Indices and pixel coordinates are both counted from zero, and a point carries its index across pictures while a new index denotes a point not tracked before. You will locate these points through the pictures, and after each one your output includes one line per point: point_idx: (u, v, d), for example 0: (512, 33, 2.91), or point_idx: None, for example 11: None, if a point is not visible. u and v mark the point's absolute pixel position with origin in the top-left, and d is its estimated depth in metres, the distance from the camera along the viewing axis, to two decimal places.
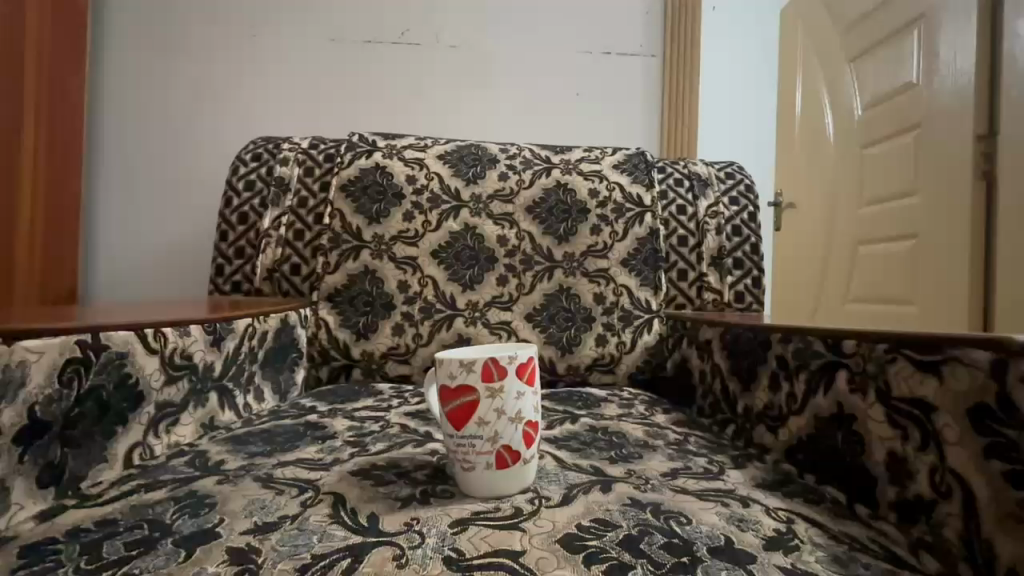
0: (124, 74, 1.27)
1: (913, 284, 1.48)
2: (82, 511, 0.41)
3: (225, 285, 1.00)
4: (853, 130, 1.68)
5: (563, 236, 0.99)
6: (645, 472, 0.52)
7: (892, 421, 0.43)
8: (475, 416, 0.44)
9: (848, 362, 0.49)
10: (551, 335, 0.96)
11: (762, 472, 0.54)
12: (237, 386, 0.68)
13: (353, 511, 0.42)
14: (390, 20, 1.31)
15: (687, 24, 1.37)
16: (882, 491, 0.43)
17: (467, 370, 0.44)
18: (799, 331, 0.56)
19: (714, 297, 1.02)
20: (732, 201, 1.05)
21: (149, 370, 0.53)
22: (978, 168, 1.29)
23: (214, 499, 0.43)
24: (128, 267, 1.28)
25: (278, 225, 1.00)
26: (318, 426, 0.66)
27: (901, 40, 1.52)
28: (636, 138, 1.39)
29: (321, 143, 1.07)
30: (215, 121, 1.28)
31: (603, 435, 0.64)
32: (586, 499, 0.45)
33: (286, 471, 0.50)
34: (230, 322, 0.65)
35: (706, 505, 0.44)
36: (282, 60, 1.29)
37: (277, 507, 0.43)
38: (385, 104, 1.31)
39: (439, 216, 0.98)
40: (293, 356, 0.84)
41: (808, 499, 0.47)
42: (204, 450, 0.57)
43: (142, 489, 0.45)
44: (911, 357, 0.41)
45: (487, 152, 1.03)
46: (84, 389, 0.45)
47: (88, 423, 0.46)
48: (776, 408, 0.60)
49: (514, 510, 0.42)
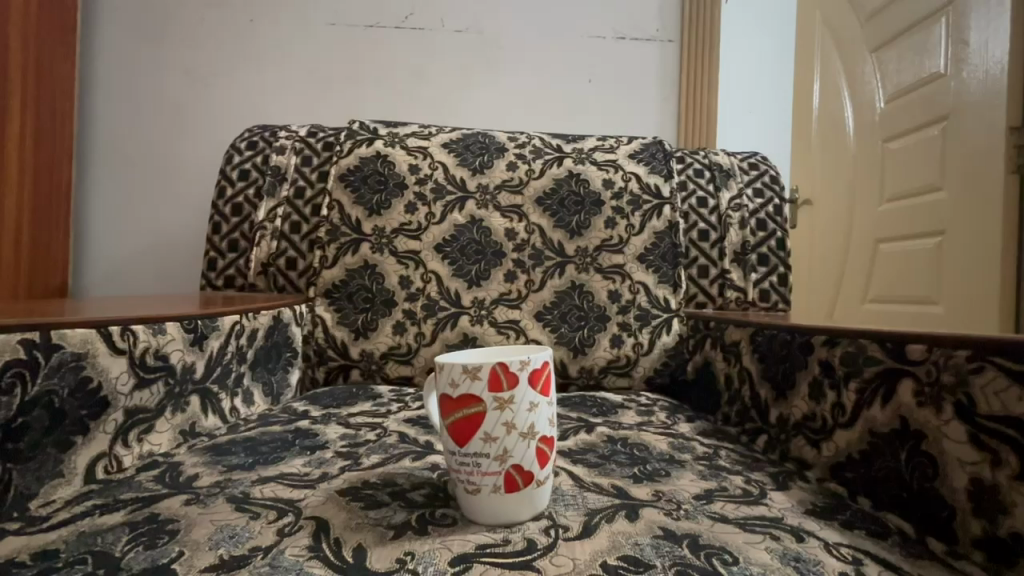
0: (116, 61, 1.22)
1: (939, 284, 1.40)
2: (23, 539, 0.36)
3: (217, 280, 0.94)
4: (876, 122, 1.60)
5: (575, 230, 0.92)
6: (675, 494, 0.45)
7: (977, 442, 0.36)
8: (480, 431, 0.38)
9: (915, 370, 0.42)
10: (563, 335, 0.89)
11: (808, 494, 0.47)
12: (222, 389, 0.62)
13: (337, 542, 0.36)
14: (393, 4, 1.25)
15: (705, 8, 1.30)
16: (962, 524, 0.37)
17: (472, 377, 0.37)
18: (849, 333, 0.49)
19: (737, 295, 0.95)
20: (756, 193, 0.98)
21: (115, 373, 0.47)
22: (1011, 162, 1.21)
23: (177, 526, 0.38)
24: (119, 262, 1.23)
25: (274, 217, 0.94)
26: (309, 435, 0.60)
27: (928, 27, 1.43)
28: (650, 128, 1.32)
29: (320, 130, 1.01)
30: (211, 110, 1.23)
31: (623, 448, 0.57)
32: (611, 530, 0.39)
33: (265, 489, 0.44)
34: (215, 319, 0.59)
35: (752, 539, 0.38)
36: (277, 46, 1.23)
37: (249, 536, 0.37)
38: (387, 92, 1.25)
39: (444, 207, 0.92)
40: (287, 356, 0.79)
41: (869, 531, 0.40)
42: (180, 461, 0.51)
43: (97, 512, 0.40)
44: (1004, 367, 0.35)
45: (495, 140, 0.97)
46: (30, 396, 0.40)
47: (38, 435, 0.40)
48: (818, 419, 0.53)
49: (526, 543, 0.36)
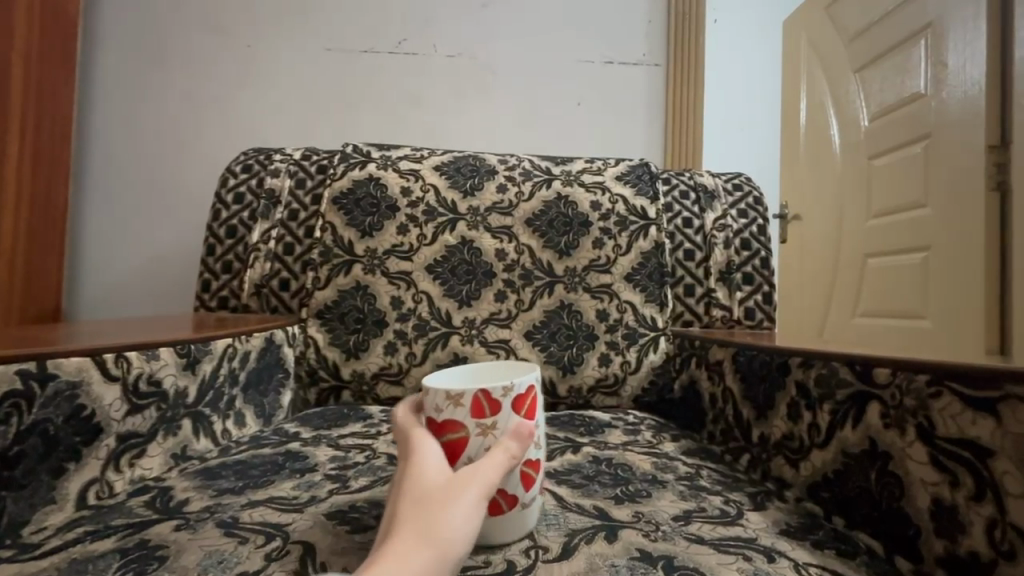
0: (114, 85, 1.24)
1: (926, 299, 1.42)
2: (17, 567, 0.37)
3: (211, 301, 0.95)
4: (858, 140, 1.64)
5: (564, 250, 0.94)
6: (655, 515, 0.47)
7: (937, 464, 0.38)
8: (463, 456, 0.39)
9: (880, 394, 0.44)
10: (552, 355, 0.91)
11: (784, 513, 0.49)
12: (214, 412, 0.63)
13: (323, 565, 0.38)
14: (388, 30, 1.28)
15: (692, 34, 1.34)
16: (926, 544, 0.39)
17: (455, 404, 0.39)
18: (821, 356, 0.51)
19: (723, 314, 0.97)
20: (740, 213, 1.00)
21: (109, 400, 0.48)
22: (991, 180, 1.24)
23: (168, 551, 0.39)
24: (114, 280, 1.24)
25: (267, 239, 0.96)
26: (300, 457, 0.61)
27: (907, 49, 1.47)
28: (638, 149, 1.35)
29: (315, 153, 1.03)
30: (207, 131, 1.25)
31: (608, 468, 0.59)
32: (589, 551, 0.40)
33: (254, 513, 0.46)
34: (207, 343, 0.60)
35: (724, 560, 0.39)
36: (273, 71, 1.26)
37: (238, 560, 0.38)
38: (380, 114, 1.28)
39: (435, 229, 0.94)
40: (279, 377, 0.80)
41: (839, 550, 0.42)
42: (171, 486, 0.52)
43: (89, 537, 0.41)
44: (959, 392, 0.37)
45: (485, 163, 0.99)
46: (25, 425, 0.40)
47: (31, 463, 0.41)
48: (796, 439, 0.54)
49: (506, 566, 0.38)
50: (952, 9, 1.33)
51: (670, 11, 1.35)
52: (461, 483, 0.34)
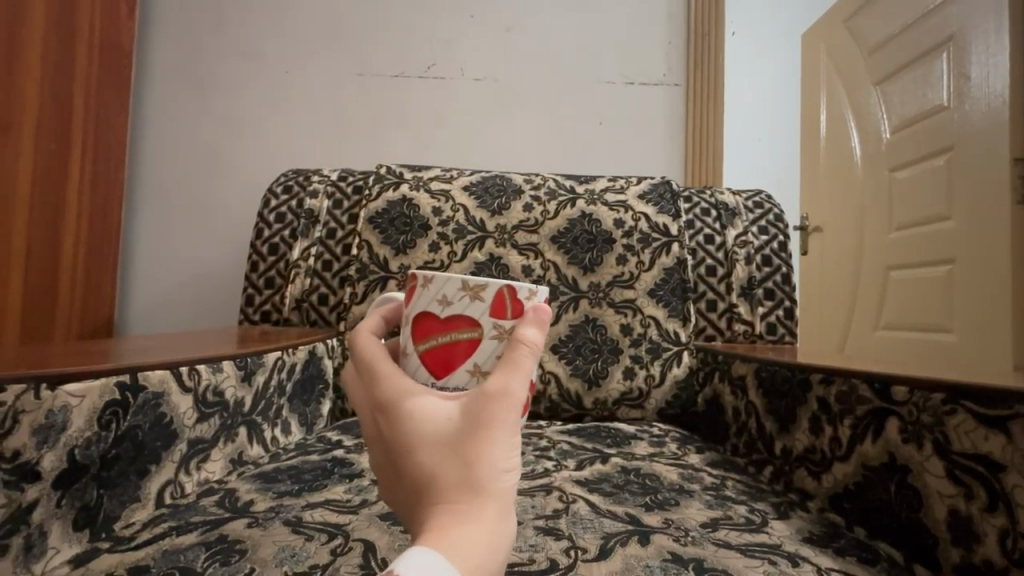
0: (164, 111, 1.33)
1: (951, 312, 1.42)
2: (119, 558, 0.42)
3: (254, 315, 1.01)
4: (880, 154, 1.64)
5: (588, 267, 0.98)
6: (684, 522, 0.50)
7: (953, 477, 0.41)
8: (466, 362, 0.34)
9: (899, 410, 0.46)
10: (577, 368, 0.94)
11: (808, 523, 0.52)
12: (265, 420, 0.68)
13: (383, 560, 0.42)
14: (416, 55, 1.35)
15: (711, 53, 1.37)
16: (944, 552, 0.41)
17: (474, 296, 0.35)
18: (842, 373, 0.54)
19: (745, 329, 0.99)
20: (761, 230, 1.03)
21: (183, 409, 0.52)
22: (1016, 194, 1.24)
23: (245, 546, 0.44)
24: (160, 295, 1.31)
25: (307, 256, 1.02)
26: (346, 463, 0.66)
27: (929, 62, 1.48)
28: (660, 166, 1.39)
29: (350, 174, 1.09)
30: (247, 153, 1.33)
31: (635, 477, 0.62)
32: (625, 553, 0.44)
33: (314, 514, 0.50)
34: (259, 356, 0.65)
35: (752, 563, 0.42)
36: (309, 95, 1.34)
37: (307, 555, 0.43)
38: (410, 135, 1.34)
39: (465, 246, 0.98)
40: (320, 387, 0.85)
41: (861, 558, 0.45)
42: (235, 488, 0.57)
43: (174, 532, 0.46)
44: (973, 411, 0.39)
45: (512, 182, 1.03)
46: (120, 431, 0.45)
47: (123, 464, 0.46)
48: (818, 452, 0.57)
49: (549, 563, 0.42)
50: (975, 24, 1.34)
51: (690, 31, 1.39)
52: (500, 405, 0.28)
